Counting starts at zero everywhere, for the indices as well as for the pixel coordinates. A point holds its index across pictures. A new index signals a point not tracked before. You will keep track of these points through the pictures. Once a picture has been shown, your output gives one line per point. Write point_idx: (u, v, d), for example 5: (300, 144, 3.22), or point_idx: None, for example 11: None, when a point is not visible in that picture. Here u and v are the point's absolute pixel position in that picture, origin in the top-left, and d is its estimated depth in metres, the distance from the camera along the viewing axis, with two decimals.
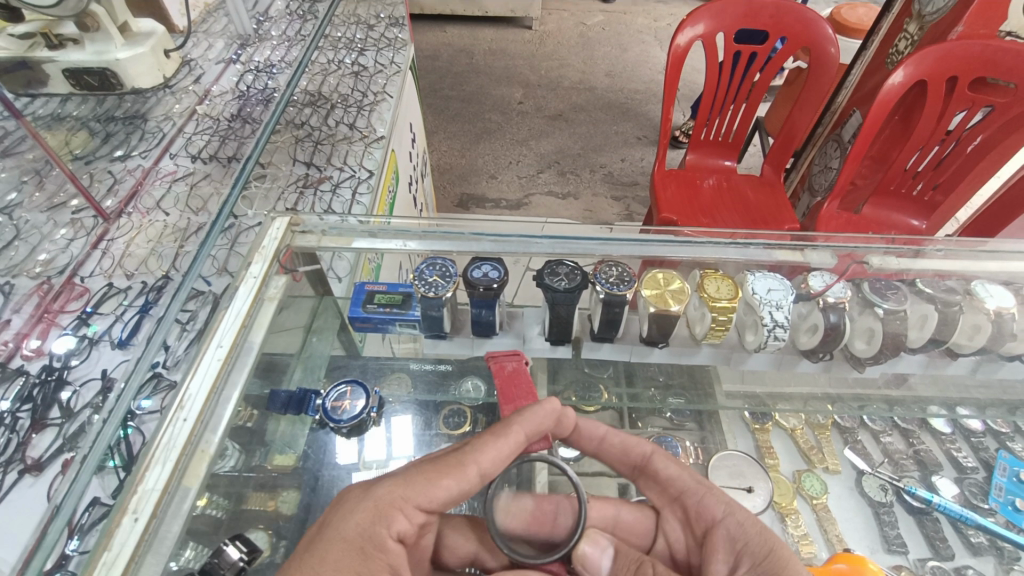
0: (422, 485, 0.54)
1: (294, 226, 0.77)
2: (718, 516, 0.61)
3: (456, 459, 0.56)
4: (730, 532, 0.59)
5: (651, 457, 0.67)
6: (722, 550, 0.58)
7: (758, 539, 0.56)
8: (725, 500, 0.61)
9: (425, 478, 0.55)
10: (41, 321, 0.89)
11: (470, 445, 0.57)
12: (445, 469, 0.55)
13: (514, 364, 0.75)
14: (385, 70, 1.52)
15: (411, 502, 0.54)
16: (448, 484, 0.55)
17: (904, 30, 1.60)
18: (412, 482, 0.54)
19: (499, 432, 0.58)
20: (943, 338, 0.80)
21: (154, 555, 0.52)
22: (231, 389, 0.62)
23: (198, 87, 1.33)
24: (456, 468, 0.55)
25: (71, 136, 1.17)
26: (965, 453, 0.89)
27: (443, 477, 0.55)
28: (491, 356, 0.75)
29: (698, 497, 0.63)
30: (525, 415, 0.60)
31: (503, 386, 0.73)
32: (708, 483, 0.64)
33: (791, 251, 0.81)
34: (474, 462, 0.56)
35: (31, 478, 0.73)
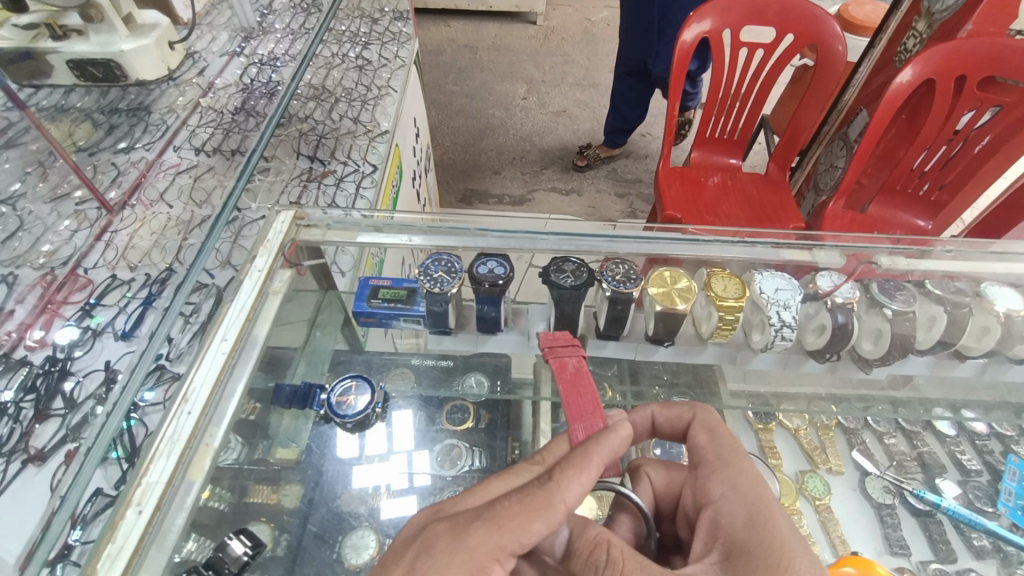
0: (515, 530, 0.48)
1: (298, 220, 0.77)
2: (715, 496, 0.56)
3: (545, 498, 0.50)
4: (718, 515, 0.55)
5: (690, 423, 0.65)
6: (704, 528, 0.55)
7: (745, 534, 0.51)
8: (731, 482, 0.56)
9: (516, 523, 0.48)
10: (44, 312, 0.89)
11: (554, 481, 0.51)
12: (535, 510, 0.49)
13: (575, 365, 0.67)
14: (389, 64, 1.51)
15: (507, 549, 0.48)
16: (540, 528, 0.49)
17: (912, 28, 1.58)
18: (505, 527, 0.48)
19: (581, 463, 0.53)
20: (950, 340, 0.79)
21: (157, 548, 0.51)
22: (235, 383, 0.62)
23: (201, 80, 1.31)
24: (546, 508, 0.49)
25: (75, 127, 1.16)
26: (969, 456, 0.88)
27: (535, 521, 0.48)
28: (551, 351, 0.68)
29: (708, 471, 0.59)
30: (604, 440, 0.55)
31: (567, 389, 0.64)
32: (727, 461, 0.59)
33: (799, 250, 0.80)
34: (563, 501, 0.50)
35: (33, 468, 0.73)
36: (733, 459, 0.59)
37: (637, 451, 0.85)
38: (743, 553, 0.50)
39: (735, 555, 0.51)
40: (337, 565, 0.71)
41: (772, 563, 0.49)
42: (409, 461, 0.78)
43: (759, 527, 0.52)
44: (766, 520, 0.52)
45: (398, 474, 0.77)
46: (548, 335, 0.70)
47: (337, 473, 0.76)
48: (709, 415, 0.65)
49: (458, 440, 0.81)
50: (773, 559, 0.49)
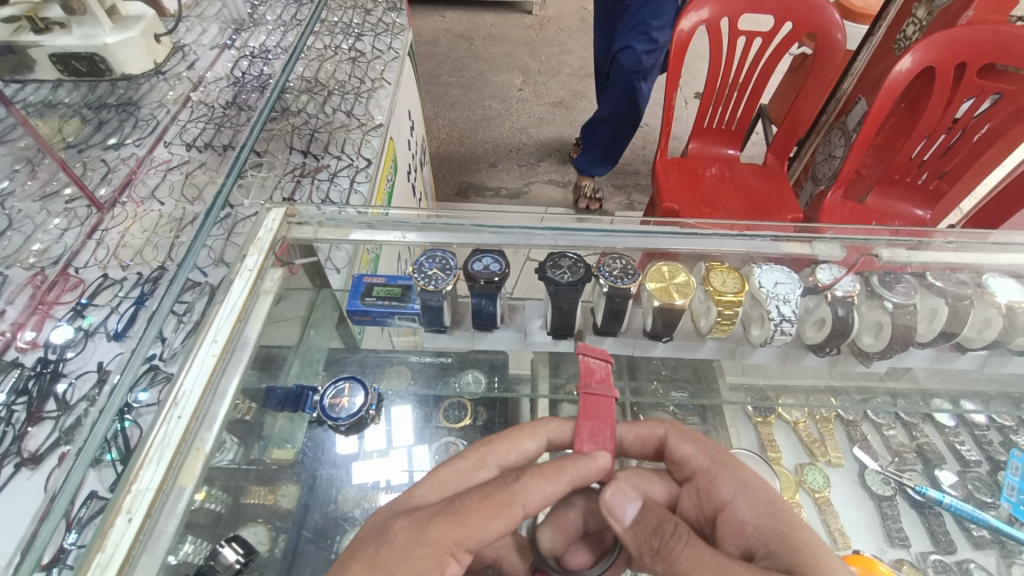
0: (473, 526, 0.50)
1: (290, 217, 0.75)
2: (727, 497, 0.58)
3: (508, 498, 0.51)
4: (740, 513, 0.56)
5: (664, 439, 0.66)
6: (732, 529, 0.56)
7: (771, 521, 0.53)
8: (737, 480, 0.59)
9: (476, 520, 0.50)
10: (35, 312, 0.88)
11: (519, 482, 0.53)
12: (497, 509, 0.50)
13: (603, 375, 0.66)
14: (383, 56, 1.49)
15: (464, 546, 0.50)
16: (499, 525, 0.50)
17: (912, 15, 1.56)
18: (465, 524, 0.49)
19: (549, 473, 0.54)
20: (953, 332, 0.78)
21: (149, 555, 0.51)
22: (226, 384, 0.61)
23: (191, 73, 1.29)
24: (507, 507, 0.51)
25: (64, 123, 1.14)
26: (968, 446, 0.88)
27: (495, 518, 0.50)
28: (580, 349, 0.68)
29: (710, 478, 0.61)
30: (580, 467, 0.57)
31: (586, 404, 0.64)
32: (722, 462, 0.62)
33: (799, 243, 0.80)
34: (523, 502, 0.52)
35: (27, 471, 0.72)
36: (728, 460, 0.62)
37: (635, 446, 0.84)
38: (774, 538, 0.52)
39: (771, 544, 0.52)
40: None
41: (806, 540, 0.51)
42: (408, 458, 0.78)
43: (781, 513, 0.54)
44: (781, 505, 0.55)
45: (397, 470, 0.77)
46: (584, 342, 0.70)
47: (334, 474, 0.75)
48: (682, 427, 0.67)
49: (455, 437, 0.81)
50: (801, 535, 0.52)
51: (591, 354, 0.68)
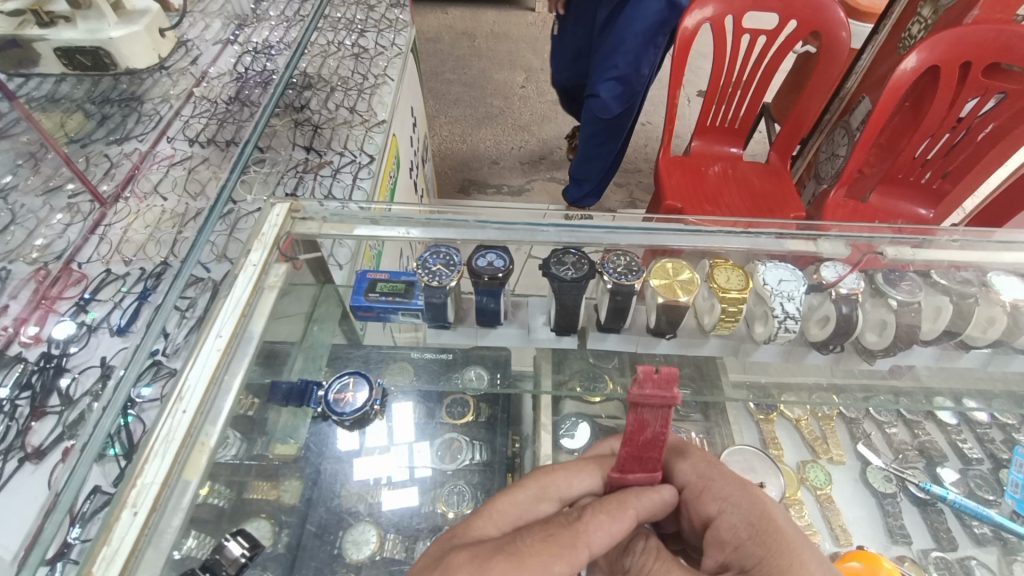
0: (536, 566, 0.45)
1: (294, 212, 0.75)
2: (711, 514, 0.54)
3: (570, 538, 0.48)
4: (721, 534, 0.53)
5: None
6: (712, 549, 0.53)
7: (754, 547, 0.51)
8: (722, 498, 0.54)
9: (539, 562, 0.46)
10: (39, 307, 0.88)
11: (581, 522, 0.49)
12: (558, 551, 0.46)
13: (658, 429, 0.51)
14: (386, 52, 1.48)
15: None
16: (562, 570, 0.46)
17: (917, 14, 1.55)
18: (527, 565, 0.45)
19: (613, 511, 0.50)
20: (956, 330, 0.79)
21: (153, 549, 0.51)
22: (230, 379, 0.61)
23: (195, 69, 1.29)
24: (569, 549, 0.47)
25: (67, 118, 1.14)
26: (970, 444, 0.88)
27: (558, 561, 0.46)
28: (636, 402, 0.49)
29: (693, 493, 0.56)
30: (645, 501, 0.52)
31: (629, 455, 0.54)
32: (708, 477, 0.56)
33: (803, 240, 0.80)
34: (587, 545, 0.48)
35: (31, 465, 0.72)
36: (713, 473, 0.56)
37: None
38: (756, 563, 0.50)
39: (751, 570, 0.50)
40: (337, 560, 0.73)
41: (789, 568, 0.49)
42: (410, 455, 0.80)
43: (764, 536, 0.51)
44: (767, 525, 0.52)
45: (396, 467, 0.79)
46: (640, 385, 0.48)
47: (336, 471, 0.76)
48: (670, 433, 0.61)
49: (457, 432, 0.83)
50: (785, 562, 0.49)
51: (645, 406, 0.50)
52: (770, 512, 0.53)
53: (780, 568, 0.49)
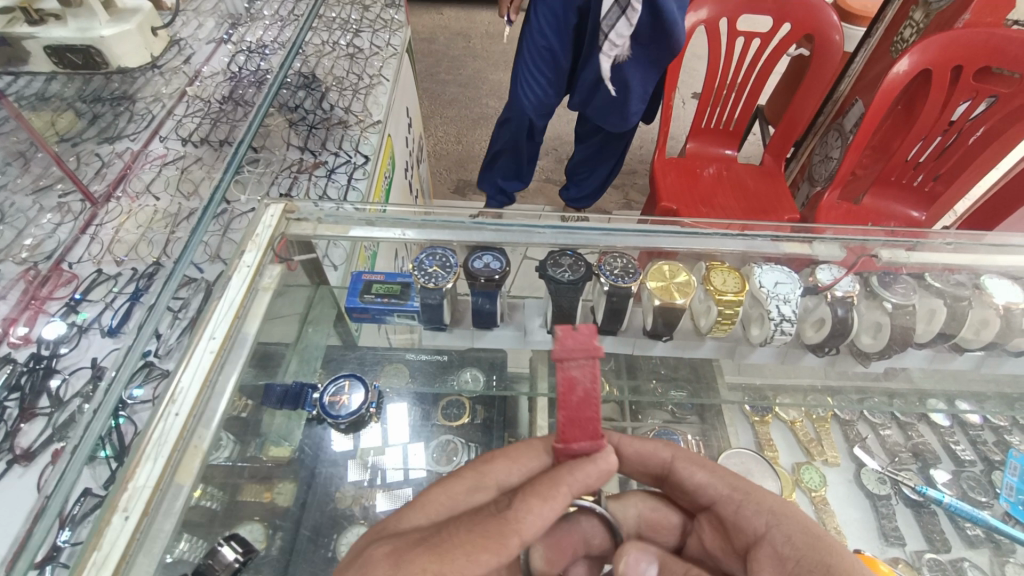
0: (459, 560, 0.43)
1: (289, 213, 0.75)
2: (759, 530, 0.52)
3: (498, 528, 0.46)
4: (775, 548, 0.50)
5: (671, 465, 0.60)
6: (767, 567, 0.49)
7: (813, 557, 0.47)
8: (766, 508, 0.53)
9: (462, 554, 0.44)
10: (28, 308, 0.87)
11: (512, 509, 0.48)
12: (485, 541, 0.45)
13: (588, 386, 0.52)
14: (381, 52, 1.48)
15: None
16: (488, 560, 0.44)
17: (909, 18, 1.57)
18: (447, 558, 0.43)
19: (544, 493, 0.49)
20: (950, 332, 0.79)
21: (145, 554, 0.50)
22: (224, 382, 0.60)
23: (188, 68, 1.28)
24: (499, 541, 0.45)
25: (57, 116, 1.13)
26: (962, 446, 0.89)
27: (483, 551, 0.44)
28: (558, 356, 0.51)
29: (732, 507, 0.55)
30: (582, 476, 0.52)
31: (568, 419, 0.53)
32: (744, 491, 0.55)
33: (798, 243, 0.79)
34: (517, 532, 0.46)
35: (20, 468, 0.71)
36: (751, 487, 0.55)
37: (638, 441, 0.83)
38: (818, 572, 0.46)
39: None
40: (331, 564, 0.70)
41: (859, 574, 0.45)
42: (404, 455, 0.79)
43: (820, 544, 0.48)
44: (822, 534, 0.49)
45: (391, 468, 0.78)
46: (559, 335, 0.51)
47: (332, 474, 0.76)
48: (690, 451, 0.61)
49: (454, 435, 0.81)
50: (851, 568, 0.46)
51: (570, 362, 0.52)
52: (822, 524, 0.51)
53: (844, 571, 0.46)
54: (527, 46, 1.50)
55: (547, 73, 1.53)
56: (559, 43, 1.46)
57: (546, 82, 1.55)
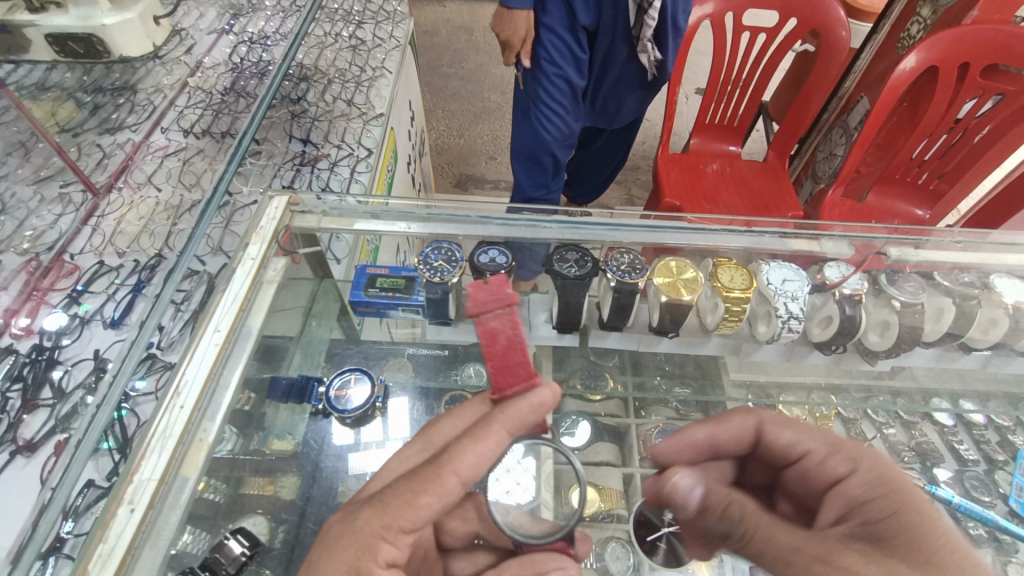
0: (400, 508, 0.48)
1: (293, 205, 0.74)
2: (842, 475, 0.54)
3: (433, 473, 0.50)
4: (848, 490, 0.52)
5: (756, 428, 0.62)
6: (837, 502, 0.52)
7: (885, 499, 0.49)
8: (852, 458, 0.55)
9: (403, 500, 0.48)
10: (30, 299, 0.87)
11: (445, 454, 0.51)
12: (422, 485, 0.49)
13: (508, 333, 0.54)
14: (384, 44, 1.46)
15: (394, 530, 0.48)
16: (428, 500, 0.49)
17: (917, 14, 1.55)
18: (391, 506, 0.48)
19: (473, 434, 0.52)
20: (957, 331, 0.79)
21: (151, 547, 0.50)
22: (229, 374, 0.60)
23: (190, 59, 1.27)
24: (433, 483, 0.49)
25: (58, 106, 1.12)
26: (967, 446, 0.83)
27: (422, 495, 0.48)
28: (471, 312, 0.54)
29: (819, 458, 0.57)
30: (508, 413, 0.53)
31: (495, 369, 0.55)
32: (836, 445, 0.57)
33: (805, 240, 0.78)
34: (451, 472, 0.50)
35: (23, 459, 0.71)
36: (843, 443, 0.57)
37: (637, 441, 0.79)
38: (895, 535, 0.46)
39: (880, 520, 0.48)
40: None
41: (914, 523, 0.46)
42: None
43: (898, 492, 0.49)
44: (898, 485, 0.50)
45: None
46: (469, 289, 0.54)
47: (336, 468, 0.73)
48: (770, 413, 0.63)
49: None
50: (920, 516, 0.47)
51: (487, 315, 0.54)
52: (909, 483, 0.51)
53: (910, 522, 0.46)
54: (539, 80, 1.34)
55: (564, 100, 1.37)
56: (574, 69, 1.33)
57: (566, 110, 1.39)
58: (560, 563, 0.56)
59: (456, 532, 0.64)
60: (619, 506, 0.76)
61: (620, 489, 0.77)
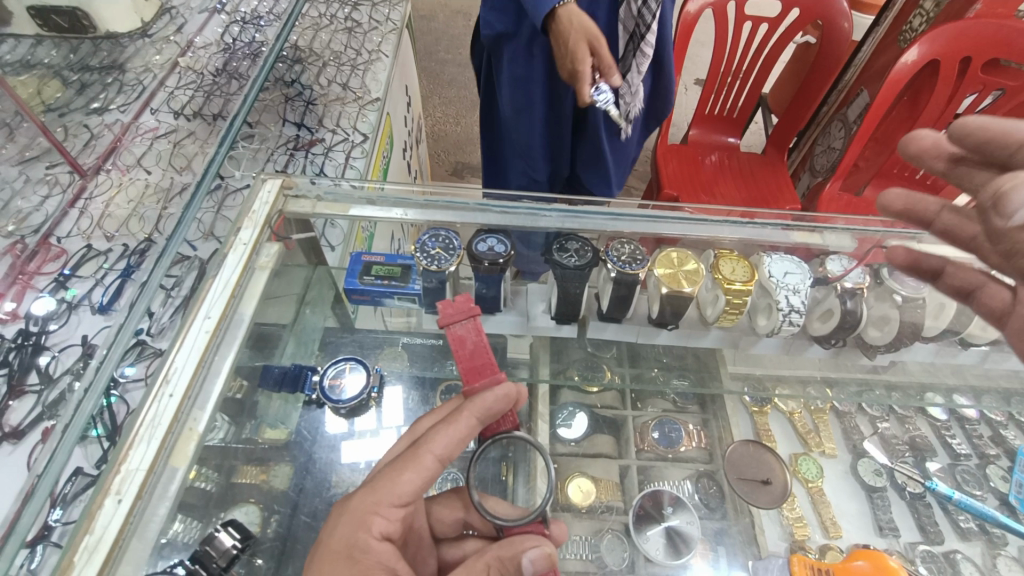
0: (386, 484, 0.51)
1: (286, 189, 0.72)
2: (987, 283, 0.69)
3: (411, 451, 0.52)
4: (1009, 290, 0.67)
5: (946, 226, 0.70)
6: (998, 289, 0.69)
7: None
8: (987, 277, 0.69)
9: (388, 478, 0.51)
10: (15, 283, 0.85)
11: (423, 436, 0.54)
12: (403, 463, 0.52)
13: (474, 339, 0.58)
14: (380, 27, 1.43)
15: (385, 503, 0.50)
16: (411, 477, 0.51)
17: (919, 7, 1.53)
18: (378, 485, 0.51)
19: (447, 418, 0.54)
20: (958, 329, 0.77)
21: (139, 539, 0.49)
22: (220, 362, 0.59)
23: (180, 37, 1.23)
24: (414, 459, 0.52)
25: (43, 85, 1.08)
26: (958, 439, 0.88)
27: (404, 472, 0.51)
28: (441, 321, 0.57)
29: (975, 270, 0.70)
30: (478, 400, 0.54)
31: (466, 373, 0.57)
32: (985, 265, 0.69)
33: (805, 232, 0.78)
34: (428, 451, 0.52)
35: (9, 445, 0.70)
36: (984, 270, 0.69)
37: (633, 432, 0.84)
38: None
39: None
40: None
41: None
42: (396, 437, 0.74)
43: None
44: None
45: (386, 451, 0.73)
46: (442, 301, 0.58)
47: (325, 459, 0.72)
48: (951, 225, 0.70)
49: None
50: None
51: (453, 323, 0.58)
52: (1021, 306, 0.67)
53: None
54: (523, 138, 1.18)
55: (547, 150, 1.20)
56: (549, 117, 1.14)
57: (543, 149, 1.19)
58: (535, 542, 0.53)
59: (445, 520, 0.64)
60: (615, 499, 0.80)
61: (618, 481, 0.81)
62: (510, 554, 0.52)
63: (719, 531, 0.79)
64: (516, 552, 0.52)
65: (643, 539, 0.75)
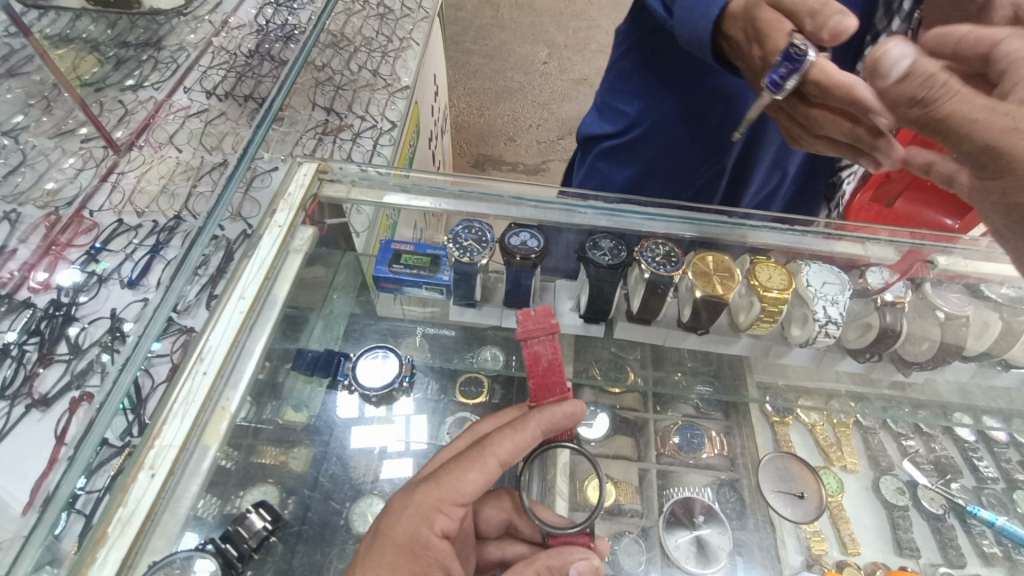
0: (451, 481, 0.51)
1: (322, 173, 0.72)
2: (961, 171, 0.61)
3: (476, 451, 0.52)
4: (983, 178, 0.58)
5: None
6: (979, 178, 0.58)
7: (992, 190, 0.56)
8: None
9: (452, 476, 0.51)
10: (47, 254, 0.87)
11: (488, 437, 0.54)
12: (467, 462, 0.52)
13: (550, 358, 0.58)
14: (412, 14, 1.42)
15: (449, 501, 0.50)
16: (474, 477, 0.51)
17: None
18: (442, 481, 0.51)
19: (514, 424, 0.54)
20: (996, 351, 0.75)
21: (170, 514, 0.51)
22: (253, 344, 0.59)
23: (215, 17, 1.24)
24: (478, 459, 0.52)
25: (80, 60, 1.10)
26: (986, 462, 0.85)
27: (468, 471, 0.51)
28: (522, 335, 0.57)
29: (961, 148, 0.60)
30: (545, 412, 0.55)
31: (536, 384, 0.58)
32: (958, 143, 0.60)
33: (852, 243, 0.76)
34: (493, 452, 0.52)
35: (37, 412, 0.71)
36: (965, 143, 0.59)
37: (654, 435, 0.84)
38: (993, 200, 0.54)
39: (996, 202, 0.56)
40: (342, 531, 0.69)
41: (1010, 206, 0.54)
42: (405, 428, 0.75)
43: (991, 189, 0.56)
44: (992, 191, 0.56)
45: (397, 439, 0.74)
46: (521, 313, 0.58)
47: (342, 444, 0.72)
48: None
49: (470, 413, 0.77)
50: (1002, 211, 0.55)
51: (533, 338, 0.57)
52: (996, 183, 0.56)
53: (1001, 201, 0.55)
54: None
55: None
56: None
57: None
58: (583, 552, 0.53)
59: (491, 520, 0.64)
60: (633, 501, 0.80)
61: (636, 484, 0.81)
62: (558, 563, 0.52)
63: (737, 541, 0.78)
64: (565, 560, 0.52)
65: (671, 541, 0.76)
